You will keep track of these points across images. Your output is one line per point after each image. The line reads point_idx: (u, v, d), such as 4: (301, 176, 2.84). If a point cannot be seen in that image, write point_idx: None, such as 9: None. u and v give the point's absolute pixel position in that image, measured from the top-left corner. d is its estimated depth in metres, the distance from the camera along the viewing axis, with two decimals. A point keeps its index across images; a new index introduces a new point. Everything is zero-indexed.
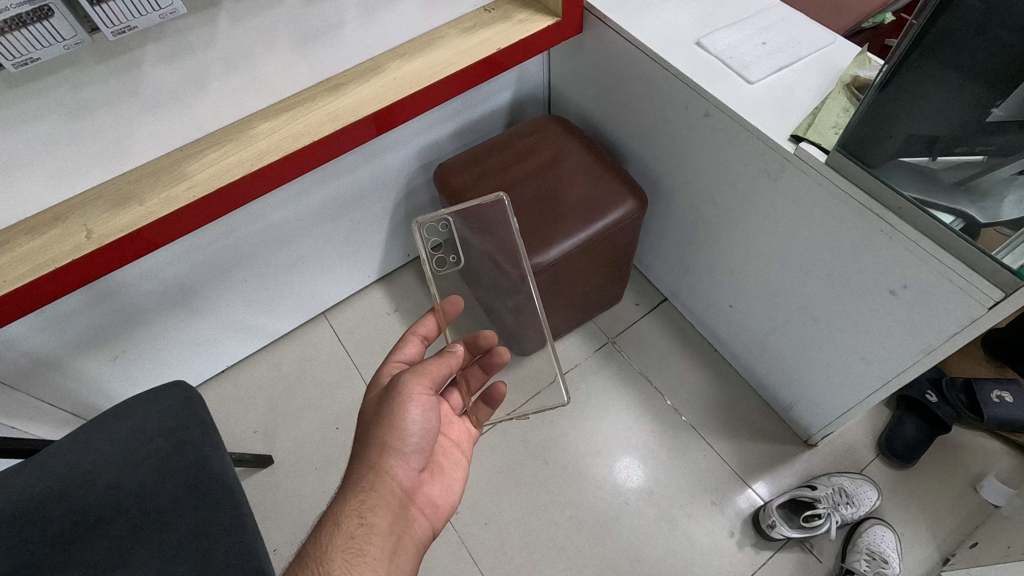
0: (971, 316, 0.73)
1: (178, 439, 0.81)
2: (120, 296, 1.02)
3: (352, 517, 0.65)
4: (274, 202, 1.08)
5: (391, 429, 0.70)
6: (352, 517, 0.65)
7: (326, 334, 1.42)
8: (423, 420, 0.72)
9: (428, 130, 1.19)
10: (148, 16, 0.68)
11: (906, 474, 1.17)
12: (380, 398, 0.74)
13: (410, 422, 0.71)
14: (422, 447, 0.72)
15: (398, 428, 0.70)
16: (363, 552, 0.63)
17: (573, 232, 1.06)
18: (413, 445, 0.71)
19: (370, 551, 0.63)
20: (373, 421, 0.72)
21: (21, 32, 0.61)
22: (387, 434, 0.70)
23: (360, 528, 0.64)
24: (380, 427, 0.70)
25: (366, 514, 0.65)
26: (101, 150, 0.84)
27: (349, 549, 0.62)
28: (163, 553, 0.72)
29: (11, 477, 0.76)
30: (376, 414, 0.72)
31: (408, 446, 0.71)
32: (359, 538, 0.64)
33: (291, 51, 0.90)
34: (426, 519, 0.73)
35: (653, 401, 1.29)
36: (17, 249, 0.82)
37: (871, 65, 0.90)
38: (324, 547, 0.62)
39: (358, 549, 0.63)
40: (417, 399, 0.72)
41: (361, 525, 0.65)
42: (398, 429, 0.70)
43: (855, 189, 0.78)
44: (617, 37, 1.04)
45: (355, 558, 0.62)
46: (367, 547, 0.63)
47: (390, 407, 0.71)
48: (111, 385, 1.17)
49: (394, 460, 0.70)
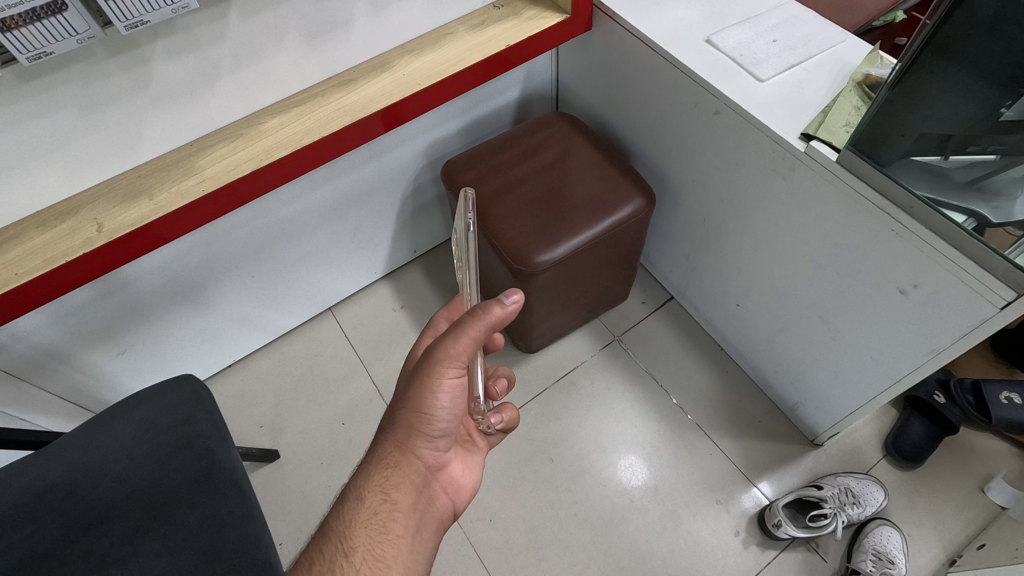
0: (983, 316, 0.73)
1: (186, 432, 0.81)
2: (129, 290, 1.02)
3: (377, 493, 0.66)
4: (283, 198, 1.08)
5: (421, 411, 0.67)
6: (377, 493, 0.66)
7: (332, 329, 1.43)
8: (453, 405, 0.68)
9: (436, 126, 1.19)
10: (160, 11, 0.68)
11: (914, 475, 1.16)
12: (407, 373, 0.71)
13: (439, 408, 0.67)
14: (450, 429, 0.70)
15: (428, 410, 0.67)
16: (386, 529, 0.64)
17: (581, 230, 1.06)
18: (441, 428, 0.69)
19: (394, 528, 0.64)
20: (400, 397, 0.69)
21: (34, 25, 0.62)
22: (415, 415, 0.67)
23: (384, 505, 0.65)
24: (408, 407, 0.67)
25: (391, 492, 0.66)
26: (113, 144, 0.84)
27: (372, 525, 0.64)
28: (173, 546, 0.73)
29: (26, 468, 0.77)
30: (403, 389, 0.69)
31: (436, 428, 0.69)
32: (384, 515, 0.65)
33: (301, 46, 0.91)
34: (447, 497, 0.74)
35: (659, 399, 1.28)
36: (28, 242, 0.82)
37: (883, 63, 0.89)
38: (347, 523, 0.63)
39: (381, 527, 0.64)
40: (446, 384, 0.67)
41: (385, 502, 0.65)
42: (427, 411, 0.67)
43: (866, 188, 0.78)
44: (626, 34, 1.03)
45: (377, 535, 0.63)
46: (391, 524, 0.64)
47: (418, 388, 0.67)
48: (120, 378, 1.18)
49: (421, 440, 0.70)
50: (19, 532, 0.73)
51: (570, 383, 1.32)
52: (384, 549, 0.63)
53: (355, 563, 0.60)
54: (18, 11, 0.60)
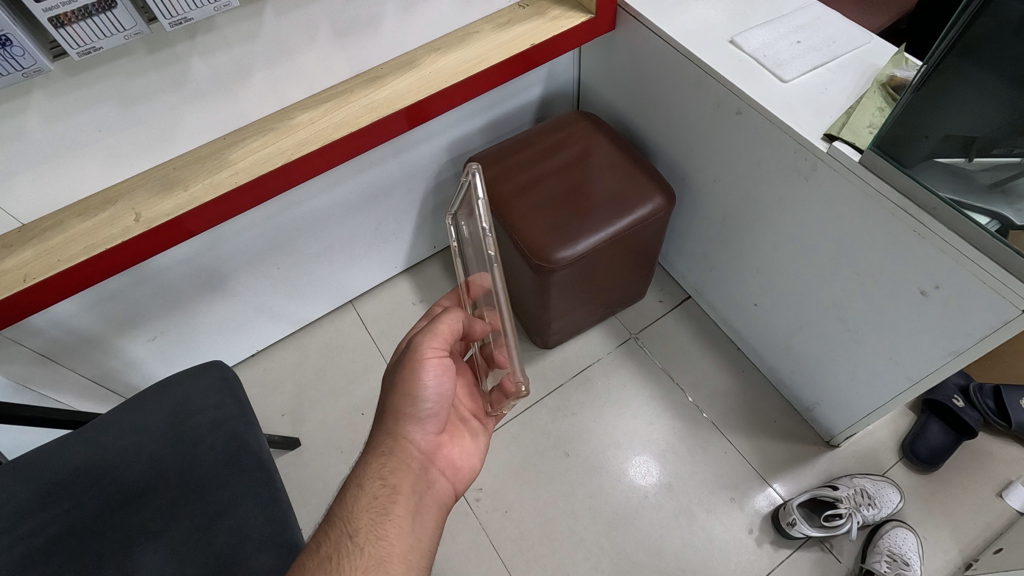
0: (1004, 318, 0.73)
1: (217, 417, 0.83)
2: (162, 278, 1.06)
3: (373, 480, 0.67)
4: (309, 191, 1.11)
5: (405, 396, 0.71)
6: (374, 480, 0.67)
7: (353, 322, 1.45)
8: (436, 386, 0.72)
9: (459, 124, 1.21)
10: (203, 9, 0.71)
11: (931, 478, 1.16)
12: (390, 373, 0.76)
13: (424, 389, 0.71)
14: (438, 412, 0.73)
15: (412, 395, 0.71)
16: (387, 511, 0.65)
17: (601, 227, 1.07)
18: (430, 412, 0.72)
19: (393, 509, 0.65)
20: (387, 387, 0.74)
21: (85, 22, 0.65)
22: (401, 401, 0.72)
23: (381, 488, 0.66)
24: (396, 392, 0.72)
25: (388, 476, 0.67)
26: (151, 137, 0.87)
27: (373, 507, 0.65)
28: (204, 524, 0.76)
29: (66, 445, 0.81)
30: (389, 381, 0.74)
31: (422, 412, 0.72)
32: (382, 497, 0.66)
33: (331, 44, 0.93)
34: (446, 480, 0.74)
35: (674, 397, 1.29)
36: (70, 230, 0.85)
37: (908, 65, 0.89)
38: (350, 508, 0.64)
39: (382, 508, 0.65)
40: (429, 365, 0.72)
41: (383, 485, 0.67)
42: (413, 396, 0.71)
43: (889, 189, 0.78)
44: (650, 35, 1.04)
45: (379, 516, 0.64)
46: (390, 505, 0.65)
47: (404, 375, 0.72)
48: (148, 364, 1.21)
49: (411, 426, 0.72)
50: (59, 507, 0.77)
51: (586, 379, 1.33)
52: (386, 530, 0.63)
53: (359, 542, 0.61)
54: (71, 8, 0.63)
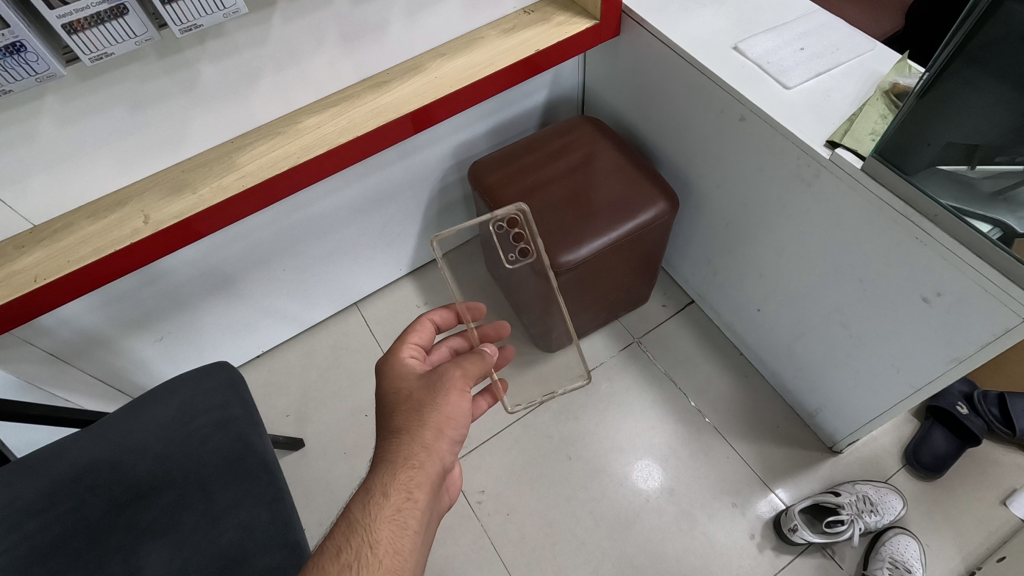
0: (1006, 325, 0.73)
1: (222, 416, 0.84)
2: (169, 279, 1.07)
3: (401, 490, 0.61)
4: (316, 194, 1.12)
5: (440, 414, 0.66)
6: (401, 490, 0.60)
7: (358, 324, 1.46)
8: (467, 414, 0.69)
9: (464, 128, 1.22)
10: (213, 15, 0.72)
11: (936, 485, 1.16)
12: (422, 380, 0.70)
13: (459, 414, 0.68)
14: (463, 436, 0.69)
15: (449, 417, 0.67)
16: (407, 524, 0.59)
17: (604, 231, 1.08)
18: (459, 436, 0.68)
19: (416, 525, 0.59)
20: (422, 401, 0.67)
21: (97, 28, 0.66)
22: (437, 416, 0.66)
23: (409, 501, 0.60)
24: (433, 407, 0.67)
25: (414, 489, 0.61)
26: (161, 141, 0.89)
27: (396, 520, 0.59)
28: (208, 523, 0.77)
29: (72, 444, 0.82)
30: (424, 396, 0.68)
31: (454, 435, 0.67)
32: (406, 512, 0.60)
33: (338, 50, 0.94)
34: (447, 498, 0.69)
35: (676, 401, 1.30)
36: (80, 232, 0.87)
37: (911, 72, 0.90)
38: (372, 516, 0.58)
39: (403, 521, 0.59)
40: (463, 394, 0.70)
41: (407, 497, 0.60)
42: (449, 416, 0.67)
43: (891, 196, 0.79)
44: (655, 41, 1.05)
45: (399, 530, 0.58)
46: (415, 521, 0.60)
47: (443, 395, 0.68)
48: (155, 364, 1.22)
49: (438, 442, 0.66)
50: (66, 506, 0.78)
51: (589, 382, 1.34)
52: (406, 547, 0.57)
53: (380, 554, 0.55)
54: (84, 15, 0.64)
